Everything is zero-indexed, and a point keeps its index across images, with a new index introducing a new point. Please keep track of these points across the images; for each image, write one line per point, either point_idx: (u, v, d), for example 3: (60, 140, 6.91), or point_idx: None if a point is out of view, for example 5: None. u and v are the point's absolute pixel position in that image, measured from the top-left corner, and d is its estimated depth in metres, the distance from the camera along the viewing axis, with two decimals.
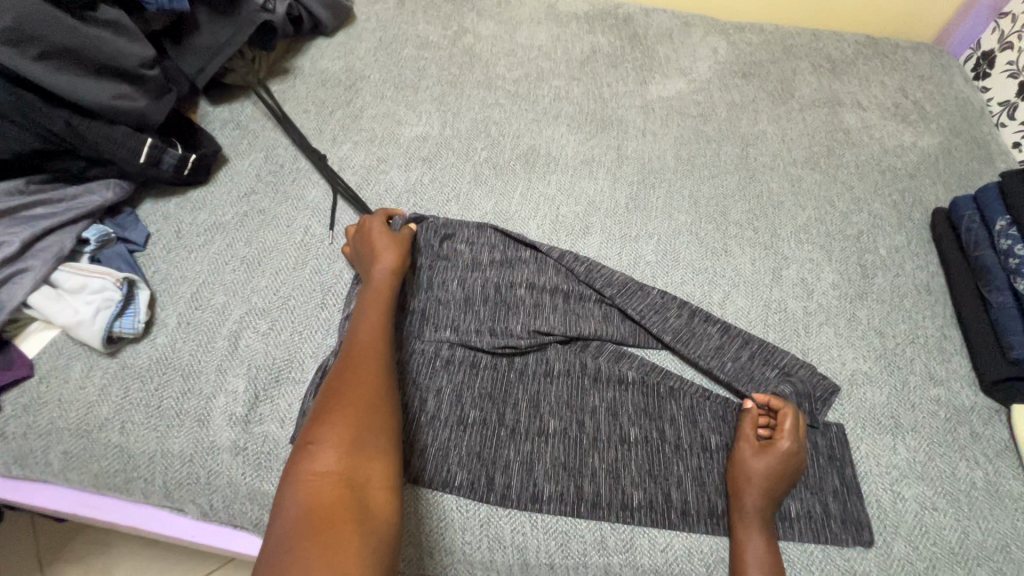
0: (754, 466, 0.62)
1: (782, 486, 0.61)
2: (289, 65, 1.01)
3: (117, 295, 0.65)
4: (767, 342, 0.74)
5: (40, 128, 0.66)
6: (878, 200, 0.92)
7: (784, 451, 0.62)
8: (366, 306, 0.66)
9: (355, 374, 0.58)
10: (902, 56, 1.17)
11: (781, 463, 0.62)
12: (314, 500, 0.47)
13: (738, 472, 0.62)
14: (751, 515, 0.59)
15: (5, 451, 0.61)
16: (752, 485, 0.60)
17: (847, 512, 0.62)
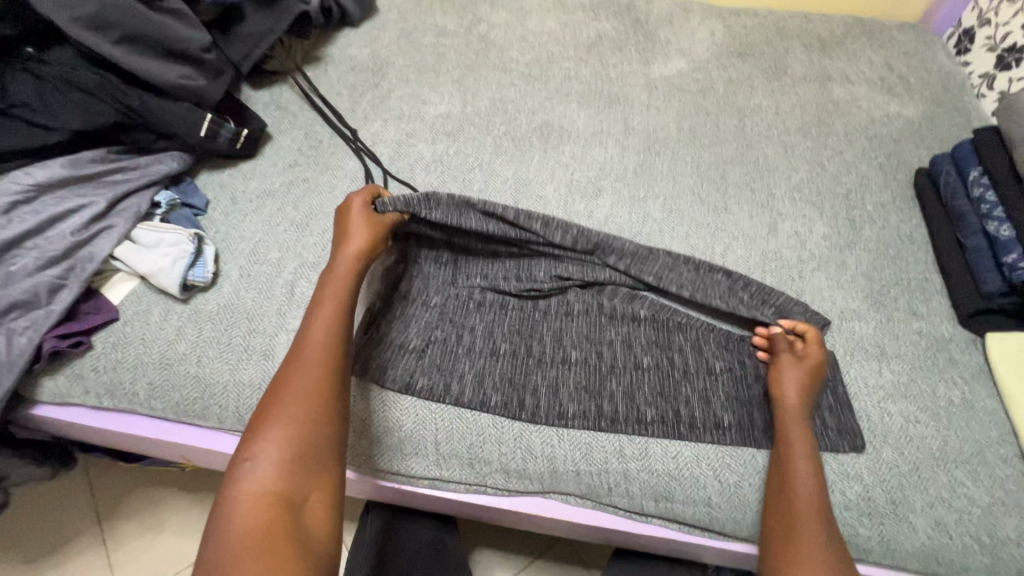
0: (789, 371, 0.70)
1: (813, 386, 0.69)
2: (321, 54, 1.10)
3: (190, 247, 0.74)
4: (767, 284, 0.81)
5: (119, 104, 0.76)
6: (866, 162, 1.00)
7: (812, 360, 0.71)
8: (322, 304, 0.67)
9: (305, 385, 0.59)
10: (888, 35, 1.26)
11: (810, 368, 0.70)
12: (252, 521, 0.50)
13: (778, 376, 0.70)
14: (794, 410, 0.67)
15: (97, 383, 0.70)
16: (791, 386, 0.69)
17: (838, 424, 0.70)
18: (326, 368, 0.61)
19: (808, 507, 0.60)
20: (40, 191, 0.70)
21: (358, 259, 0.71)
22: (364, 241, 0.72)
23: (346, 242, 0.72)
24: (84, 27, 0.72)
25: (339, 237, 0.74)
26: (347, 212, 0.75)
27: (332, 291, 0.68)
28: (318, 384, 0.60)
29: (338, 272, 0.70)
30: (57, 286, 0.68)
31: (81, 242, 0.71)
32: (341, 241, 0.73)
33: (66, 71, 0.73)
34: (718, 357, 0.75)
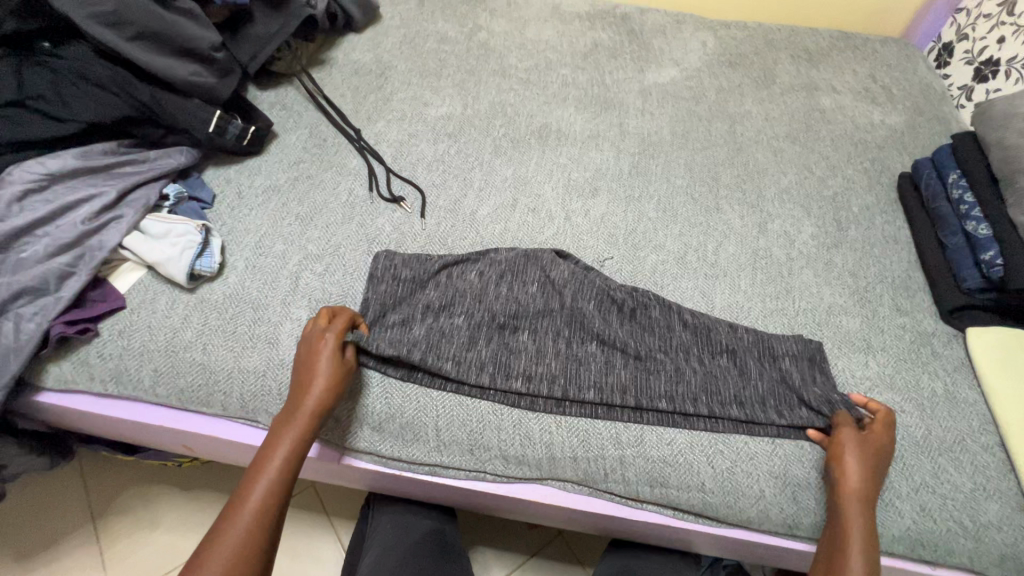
0: (853, 460, 0.65)
1: (878, 476, 0.65)
2: (325, 57, 1.13)
3: (197, 238, 0.76)
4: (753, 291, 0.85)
5: (131, 99, 0.78)
6: (851, 167, 1.04)
7: (882, 446, 0.67)
8: (291, 416, 0.64)
9: (241, 528, 0.57)
10: (871, 48, 1.31)
11: (876, 455, 0.66)
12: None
13: (842, 464, 0.65)
14: (855, 507, 0.62)
15: (102, 369, 0.71)
16: (857, 479, 0.64)
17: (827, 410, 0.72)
18: (268, 510, 0.59)
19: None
20: (53, 181, 0.72)
21: (322, 387, 0.65)
22: (335, 368, 0.66)
23: (313, 369, 0.65)
24: (100, 24, 0.75)
25: (308, 354, 0.67)
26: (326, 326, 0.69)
27: (293, 425, 0.63)
28: (256, 530, 0.57)
29: (297, 398, 0.64)
30: (67, 273, 0.69)
31: (90, 231, 0.72)
32: (308, 362, 0.66)
33: (82, 66, 0.75)
34: (722, 350, 0.77)
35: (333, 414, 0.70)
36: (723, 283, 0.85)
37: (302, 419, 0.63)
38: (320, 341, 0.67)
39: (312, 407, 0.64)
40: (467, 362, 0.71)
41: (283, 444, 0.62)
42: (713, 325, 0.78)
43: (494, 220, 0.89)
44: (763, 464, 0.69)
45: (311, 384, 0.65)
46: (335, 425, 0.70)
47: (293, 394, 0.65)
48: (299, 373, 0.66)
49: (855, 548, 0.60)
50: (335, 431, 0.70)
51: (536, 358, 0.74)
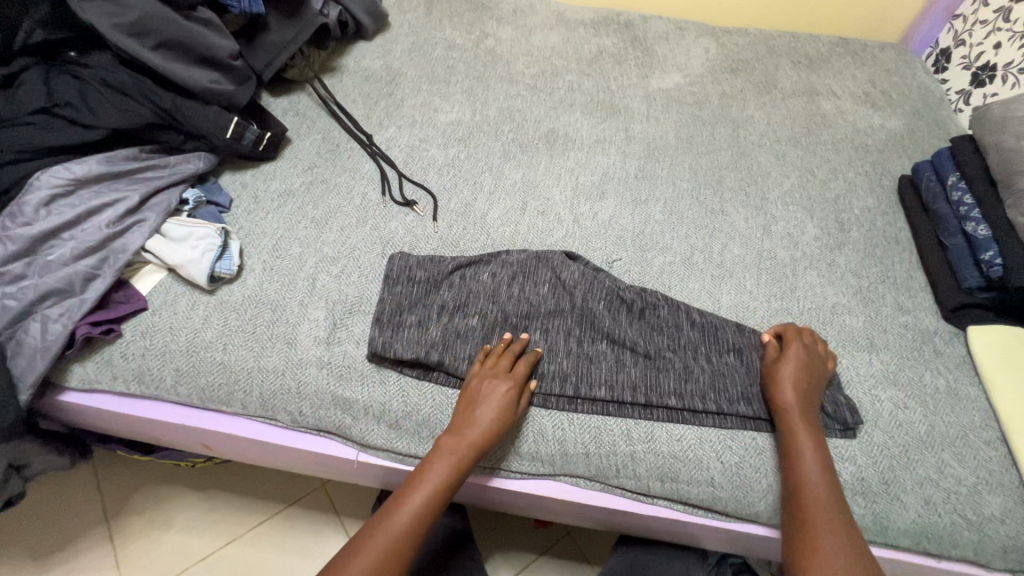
0: (785, 375, 0.71)
1: (811, 387, 0.71)
2: (337, 64, 1.15)
3: (217, 241, 0.78)
4: (758, 292, 0.87)
5: (152, 105, 0.80)
6: (853, 170, 1.06)
7: (804, 357, 0.73)
8: (457, 442, 0.66)
9: (370, 569, 0.58)
10: (870, 54, 1.34)
11: (805, 367, 0.72)
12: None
13: (777, 380, 0.72)
14: (796, 413, 0.69)
15: (125, 369, 0.73)
16: (791, 391, 0.70)
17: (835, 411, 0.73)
18: (397, 555, 0.60)
19: (824, 504, 0.63)
20: (78, 185, 0.74)
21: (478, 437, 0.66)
22: (499, 420, 0.67)
23: (480, 394, 0.69)
24: (123, 34, 0.77)
25: (471, 395, 0.69)
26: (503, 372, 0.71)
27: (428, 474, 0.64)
28: (381, 574, 0.59)
29: (465, 440, 0.66)
30: (91, 276, 0.71)
31: (114, 234, 0.74)
32: (479, 387, 0.69)
33: (106, 74, 0.78)
34: (731, 349, 0.78)
35: (351, 412, 0.72)
36: (729, 283, 0.87)
37: (443, 469, 0.64)
38: (488, 387, 0.69)
39: (450, 455, 0.65)
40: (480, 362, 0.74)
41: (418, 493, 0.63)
42: (720, 325, 0.80)
43: (505, 223, 0.91)
44: (771, 459, 0.71)
45: (476, 411, 0.68)
46: (353, 423, 0.72)
47: (450, 439, 0.67)
48: (464, 398, 0.70)
49: (804, 449, 0.67)
50: (352, 428, 0.72)
51: (549, 357, 0.75)
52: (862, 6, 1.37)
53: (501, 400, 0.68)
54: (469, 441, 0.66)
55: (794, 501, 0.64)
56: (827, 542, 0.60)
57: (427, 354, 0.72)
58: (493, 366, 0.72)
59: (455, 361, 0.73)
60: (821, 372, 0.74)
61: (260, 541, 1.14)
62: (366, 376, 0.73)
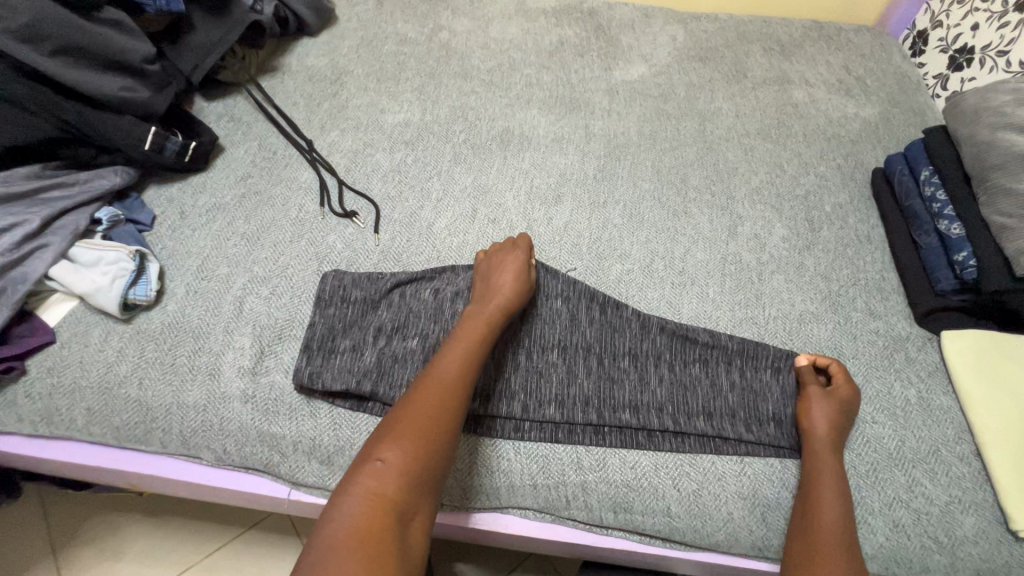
0: (819, 409, 0.68)
1: (846, 427, 0.67)
2: (277, 64, 1.08)
3: (131, 265, 0.71)
4: (722, 299, 0.82)
5: (55, 118, 0.73)
6: (824, 163, 1.01)
7: (846, 393, 0.69)
8: (480, 315, 0.68)
9: (421, 416, 0.57)
10: (846, 37, 1.28)
11: (845, 404, 0.68)
12: (365, 514, 0.50)
13: (809, 413, 0.68)
14: (825, 449, 0.65)
15: (32, 410, 0.67)
16: (823, 427, 0.66)
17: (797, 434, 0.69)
18: (445, 403, 0.59)
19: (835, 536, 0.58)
20: None
21: (501, 303, 0.69)
22: (515, 290, 0.71)
23: (493, 281, 0.72)
24: (15, 40, 0.69)
25: (484, 282, 0.73)
26: (505, 258, 0.75)
27: (460, 338, 0.65)
28: (435, 417, 0.58)
29: (488, 310, 0.69)
30: None
31: (12, 263, 0.67)
32: (491, 277, 0.73)
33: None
34: (695, 363, 0.74)
35: (279, 448, 0.67)
36: (690, 292, 0.82)
37: (474, 331, 0.66)
38: (499, 269, 0.73)
39: (474, 327, 0.67)
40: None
41: (454, 354, 0.63)
42: (683, 339, 0.75)
43: (452, 232, 0.85)
44: (731, 485, 0.66)
45: (491, 291, 0.71)
46: (281, 460, 0.67)
47: (472, 312, 0.69)
48: (478, 288, 0.72)
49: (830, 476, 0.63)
50: (281, 465, 0.67)
51: (496, 382, 0.70)
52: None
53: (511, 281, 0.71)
54: (493, 309, 0.69)
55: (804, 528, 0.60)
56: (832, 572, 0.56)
57: (358, 383, 0.67)
58: (495, 257, 0.75)
59: (390, 388, 0.68)
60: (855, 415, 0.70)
61: (217, 569, 1.09)
62: (295, 409, 0.68)
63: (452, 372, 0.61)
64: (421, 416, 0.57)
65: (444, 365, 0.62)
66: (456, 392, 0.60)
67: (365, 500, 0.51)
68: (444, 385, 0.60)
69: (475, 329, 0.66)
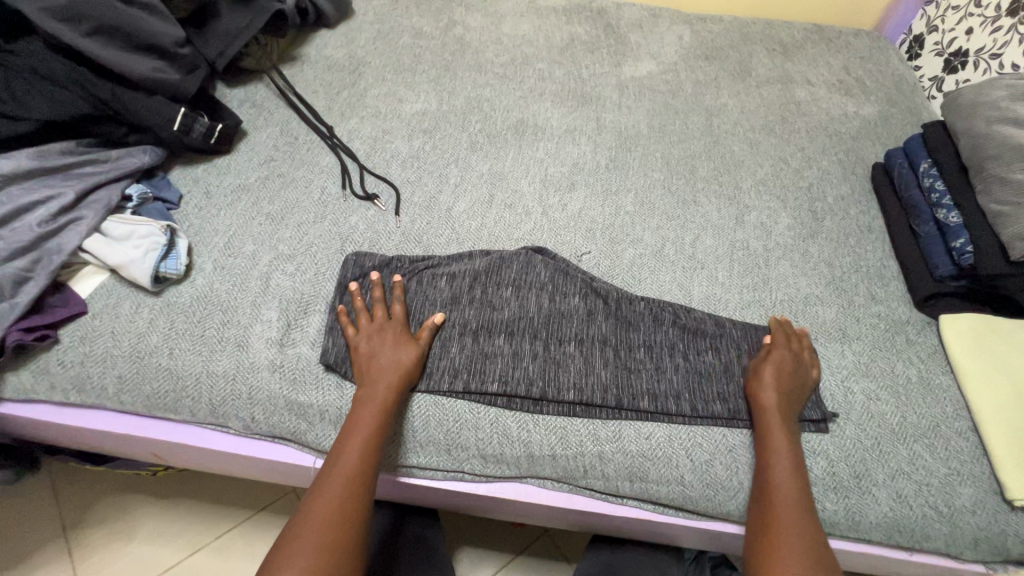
0: (768, 376, 0.70)
1: (793, 392, 0.70)
2: (296, 53, 1.11)
3: (162, 239, 0.73)
4: (730, 283, 0.85)
5: (88, 95, 0.75)
6: (826, 158, 1.05)
7: (789, 361, 0.72)
8: (361, 401, 0.65)
9: (333, 501, 0.59)
10: (845, 40, 1.32)
11: (789, 372, 0.71)
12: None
13: (756, 384, 0.70)
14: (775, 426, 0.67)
15: (64, 378, 0.69)
16: (771, 397, 0.69)
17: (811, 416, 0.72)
18: (350, 496, 0.60)
19: (792, 513, 0.61)
20: (6, 182, 0.70)
21: (378, 402, 0.65)
22: (404, 367, 0.67)
23: (373, 354, 0.68)
24: (53, 18, 0.72)
25: (367, 357, 0.68)
26: (383, 333, 0.70)
27: (356, 427, 0.63)
28: (340, 521, 0.58)
29: (376, 392, 0.65)
30: (23, 278, 0.66)
31: (49, 233, 0.69)
32: (369, 346, 0.69)
33: (36, 62, 0.73)
34: (707, 348, 0.77)
35: (307, 417, 0.69)
36: (700, 276, 0.85)
37: (368, 420, 0.64)
38: (382, 344, 0.69)
39: (371, 400, 0.65)
40: (438, 372, 0.71)
41: (352, 445, 0.62)
42: (695, 325, 0.78)
43: (470, 216, 0.88)
44: (741, 457, 0.70)
45: (374, 364, 0.67)
46: (308, 429, 0.69)
47: (355, 401, 0.66)
48: (360, 360, 0.68)
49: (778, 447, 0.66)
50: (308, 434, 0.69)
51: (513, 361, 0.72)
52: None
53: (404, 358, 0.68)
54: (382, 391, 0.66)
55: (763, 510, 0.63)
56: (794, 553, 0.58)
57: None
58: (375, 321, 0.71)
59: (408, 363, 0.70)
60: (807, 379, 0.72)
61: (228, 549, 1.10)
62: (321, 379, 0.70)
63: (353, 465, 0.61)
64: (326, 525, 0.58)
65: (341, 464, 0.61)
66: (363, 486, 0.61)
67: None
68: (349, 479, 0.61)
69: (371, 414, 0.64)
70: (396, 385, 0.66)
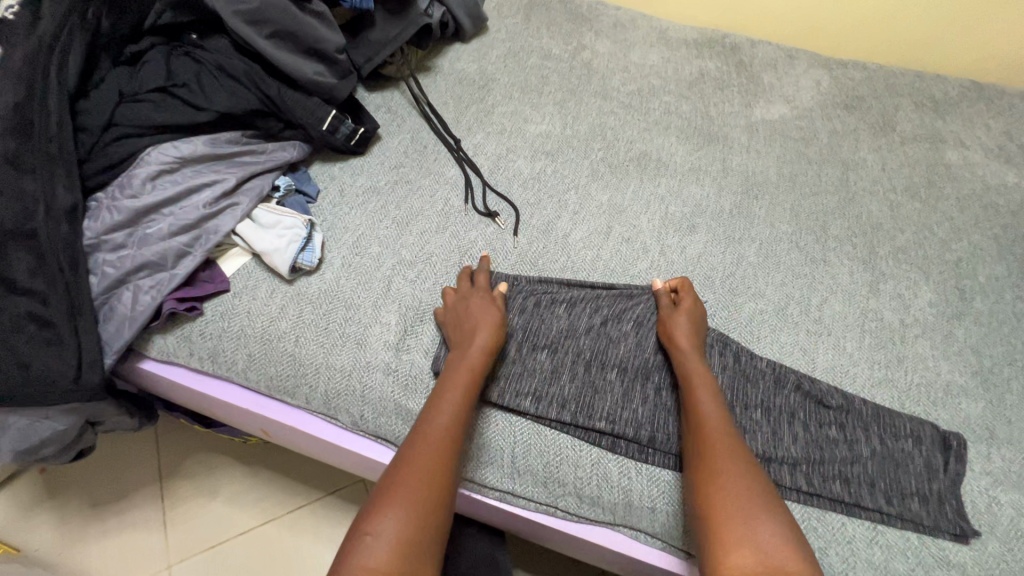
0: (675, 317, 0.73)
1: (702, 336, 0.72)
2: (431, 65, 1.15)
3: (303, 232, 0.78)
4: (859, 356, 0.78)
5: (260, 92, 0.82)
6: (980, 231, 0.95)
7: (696, 311, 0.74)
8: (450, 368, 0.67)
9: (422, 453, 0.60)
10: (1009, 102, 1.19)
11: (697, 318, 0.74)
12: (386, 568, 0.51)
13: (672, 328, 0.72)
14: (693, 358, 0.69)
15: (202, 348, 0.75)
16: (684, 336, 0.71)
17: (949, 522, 0.65)
18: (436, 449, 0.60)
19: (724, 440, 0.62)
20: (183, 164, 0.77)
21: (467, 368, 0.67)
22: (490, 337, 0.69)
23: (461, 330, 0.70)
24: (243, 21, 0.80)
25: (456, 336, 0.71)
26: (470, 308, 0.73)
27: (446, 389, 0.65)
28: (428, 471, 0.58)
29: (470, 356, 0.68)
30: (183, 253, 0.74)
31: (209, 215, 0.76)
32: (457, 326, 0.71)
33: (222, 59, 0.81)
34: (833, 421, 0.71)
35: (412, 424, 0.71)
36: (826, 343, 0.80)
37: (463, 378, 0.65)
38: (469, 317, 0.71)
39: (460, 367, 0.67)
40: (547, 399, 0.70)
41: (442, 404, 0.63)
42: (820, 397, 0.73)
43: (587, 246, 0.87)
44: (861, 551, 0.64)
45: (463, 340, 0.70)
46: None
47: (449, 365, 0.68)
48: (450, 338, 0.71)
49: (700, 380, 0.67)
50: None
51: (623, 401, 0.70)
52: (930, 34, 1.23)
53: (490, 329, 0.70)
54: (470, 359, 0.67)
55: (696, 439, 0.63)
56: (734, 484, 0.58)
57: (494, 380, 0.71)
58: (461, 300, 0.74)
59: (510, 376, 0.71)
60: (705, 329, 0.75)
61: (297, 525, 1.15)
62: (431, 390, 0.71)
63: (447, 423, 0.62)
64: (416, 470, 0.58)
65: (429, 422, 0.62)
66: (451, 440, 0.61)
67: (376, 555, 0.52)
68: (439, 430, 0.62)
69: (460, 378, 0.66)
70: (484, 351, 0.68)
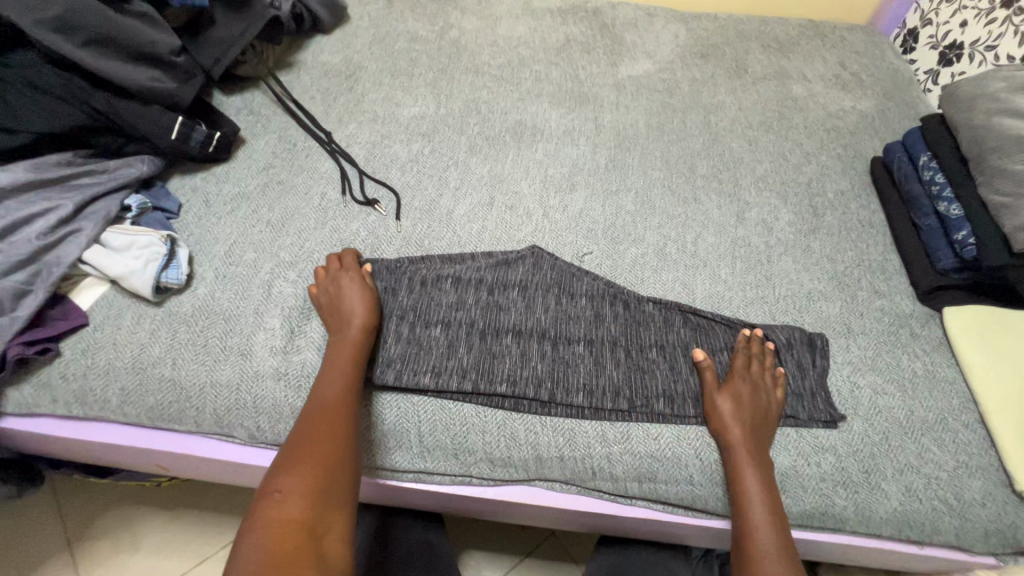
0: (728, 398, 0.69)
1: (755, 415, 0.69)
2: (292, 60, 1.11)
3: (162, 249, 0.73)
4: (732, 281, 0.85)
5: (84, 105, 0.75)
6: (826, 153, 1.05)
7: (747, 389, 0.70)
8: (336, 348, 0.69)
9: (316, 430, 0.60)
10: (840, 35, 1.32)
11: (753, 397, 0.70)
12: (274, 541, 0.50)
13: (717, 418, 0.69)
14: (741, 451, 0.66)
15: (66, 391, 0.69)
16: (735, 428, 0.67)
17: (820, 411, 0.72)
18: (328, 422, 0.61)
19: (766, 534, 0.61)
20: (4, 195, 0.69)
21: (350, 345, 0.69)
22: (367, 308, 0.71)
23: (338, 308, 0.72)
24: (50, 30, 0.71)
25: (333, 315, 0.72)
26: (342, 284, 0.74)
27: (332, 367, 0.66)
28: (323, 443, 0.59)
29: (350, 335, 0.69)
30: (21, 292, 0.66)
31: (47, 246, 0.69)
32: (333, 306, 0.72)
33: (30, 74, 0.72)
34: (714, 345, 0.77)
35: None
36: (703, 274, 0.85)
37: (346, 357, 0.67)
38: (343, 292, 0.73)
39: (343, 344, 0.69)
40: (447, 372, 0.70)
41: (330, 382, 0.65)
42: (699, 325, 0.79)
43: (472, 219, 0.88)
44: None
45: (342, 318, 0.71)
46: None
47: (329, 355, 0.68)
48: (328, 319, 0.72)
49: (748, 476, 0.65)
50: None
51: (521, 361, 0.72)
52: None
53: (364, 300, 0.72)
54: (352, 335, 0.69)
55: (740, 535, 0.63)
56: None
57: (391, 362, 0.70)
58: (334, 280, 0.74)
59: (407, 357, 0.71)
60: (772, 399, 0.71)
61: None
62: None
63: (335, 399, 0.63)
64: (313, 443, 0.59)
65: (320, 401, 0.63)
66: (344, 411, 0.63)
67: (272, 527, 0.51)
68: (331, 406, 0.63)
69: (345, 354, 0.68)
70: (365, 323, 0.70)
